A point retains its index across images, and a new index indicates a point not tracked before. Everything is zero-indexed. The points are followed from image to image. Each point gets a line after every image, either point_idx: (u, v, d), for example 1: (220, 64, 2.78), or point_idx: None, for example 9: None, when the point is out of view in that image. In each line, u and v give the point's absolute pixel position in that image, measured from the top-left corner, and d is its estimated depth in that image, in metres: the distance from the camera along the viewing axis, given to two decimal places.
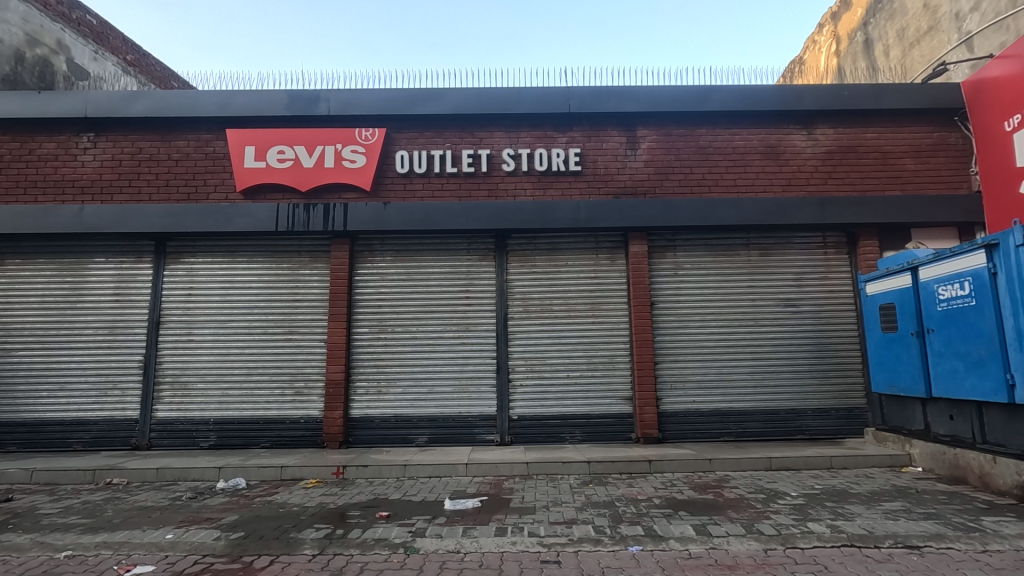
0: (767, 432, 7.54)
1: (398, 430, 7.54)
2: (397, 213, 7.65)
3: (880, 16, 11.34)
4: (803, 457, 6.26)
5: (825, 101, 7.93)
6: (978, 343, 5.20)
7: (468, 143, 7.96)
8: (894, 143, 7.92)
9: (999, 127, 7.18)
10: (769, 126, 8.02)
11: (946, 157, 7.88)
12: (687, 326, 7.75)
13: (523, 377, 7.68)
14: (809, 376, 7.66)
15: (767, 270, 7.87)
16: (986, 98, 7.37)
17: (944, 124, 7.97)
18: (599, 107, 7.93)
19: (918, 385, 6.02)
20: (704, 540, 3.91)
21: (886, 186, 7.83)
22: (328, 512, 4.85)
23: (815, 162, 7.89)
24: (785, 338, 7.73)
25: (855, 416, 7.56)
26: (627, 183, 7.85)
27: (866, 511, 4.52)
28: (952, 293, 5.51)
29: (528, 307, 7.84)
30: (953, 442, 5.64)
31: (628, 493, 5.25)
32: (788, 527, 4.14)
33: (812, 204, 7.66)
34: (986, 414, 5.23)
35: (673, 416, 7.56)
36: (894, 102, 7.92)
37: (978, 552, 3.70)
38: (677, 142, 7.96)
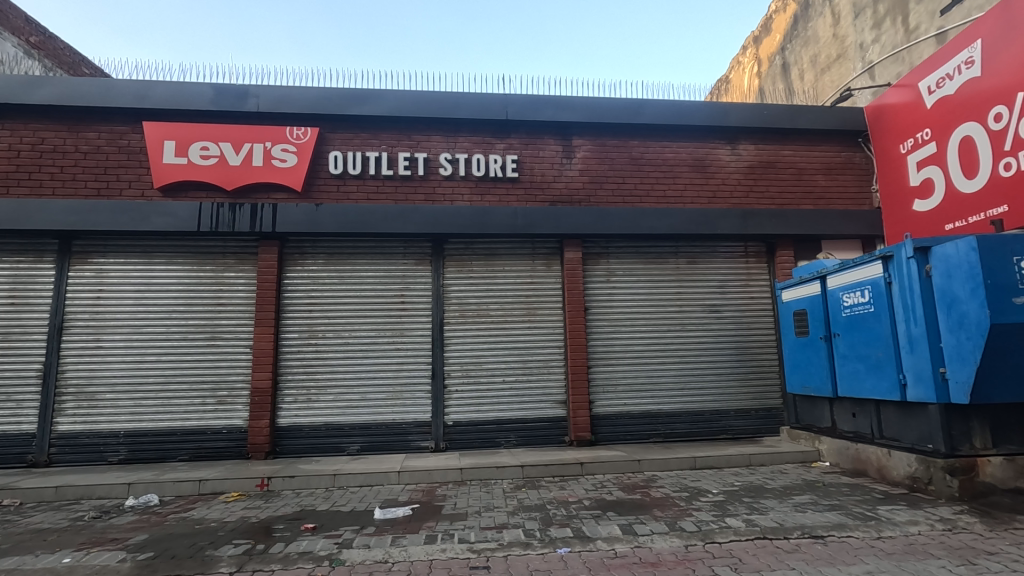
0: (693, 432, 7.87)
1: (329, 438, 7.31)
2: (330, 215, 7.43)
3: (796, 42, 12.21)
4: (725, 456, 6.58)
5: (747, 119, 8.42)
6: (876, 346, 5.66)
7: (405, 146, 7.85)
8: (808, 161, 8.52)
9: (897, 148, 7.87)
10: (696, 140, 8.42)
11: (852, 175, 8.56)
12: (619, 331, 7.99)
13: (458, 383, 7.64)
14: (731, 378, 8.07)
15: (694, 278, 8.25)
16: (886, 122, 8.07)
17: (850, 145, 8.66)
18: (536, 116, 8.05)
19: (826, 386, 6.49)
20: (630, 539, 4.03)
21: (800, 200, 8.40)
22: (250, 527, 4.63)
23: (738, 176, 8.35)
24: (709, 342, 8.12)
25: (772, 416, 8.04)
26: (563, 191, 8.01)
27: (778, 505, 4.81)
28: (854, 301, 5.98)
29: (464, 312, 7.82)
30: (855, 438, 6.12)
31: (560, 496, 5.33)
32: (707, 523, 4.34)
33: (735, 216, 8.11)
34: (884, 412, 5.71)
35: (606, 419, 7.75)
36: (808, 122, 8.53)
37: (874, 538, 4.03)
38: (611, 153, 8.21)
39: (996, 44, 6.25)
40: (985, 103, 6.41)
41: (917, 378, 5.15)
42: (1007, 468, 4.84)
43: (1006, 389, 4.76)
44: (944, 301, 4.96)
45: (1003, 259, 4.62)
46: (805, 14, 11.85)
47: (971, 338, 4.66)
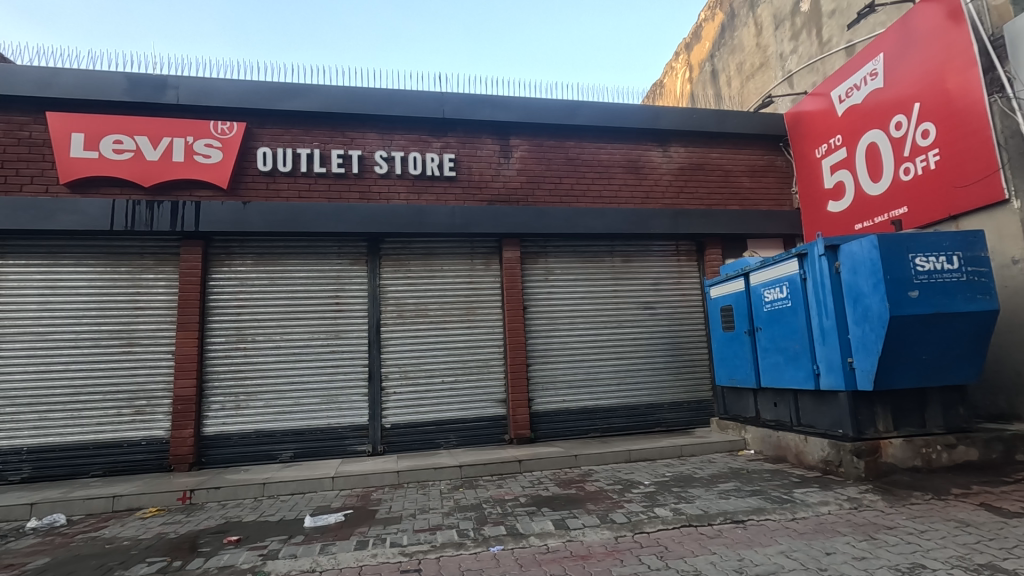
0: (629, 426, 8.09)
1: (260, 446, 7.03)
2: (258, 214, 7.13)
3: (723, 50, 12.78)
4: (658, 448, 6.81)
5: (678, 122, 8.73)
6: (792, 339, 6.02)
7: (338, 143, 7.65)
8: (733, 163, 8.93)
9: (813, 153, 8.38)
10: (630, 142, 8.65)
11: (774, 178, 9.03)
12: (558, 329, 8.10)
13: (396, 385, 7.52)
14: (665, 372, 8.35)
15: (629, 276, 8.48)
16: (803, 128, 8.58)
17: (772, 148, 9.13)
18: (473, 115, 8.04)
19: (750, 378, 6.84)
20: (562, 533, 4.10)
21: (727, 201, 8.79)
22: (168, 543, 4.39)
23: (669, 177, 8.65)
24: (644, 338, 8.37)
25: (703, 408, 8.37)
26: (500, 190, 8.04)
27: (704, 493, 5.02)
28: (774, 296, 6.33)
29: (402, 313, 7.71)
30: (777, 426, 6.47)
31: (496, 494, 5.35)
32: (637, 514, 4.48)
33: (666, 216, 8.39)
34: (801, 401, 6.07)
35: (545, 416, 7.84)
36: (734, 126, 8.93)
37: (789, 520, 4.27)
38: (548, 153, 8.31)
39: (898, 57, 6.77)
40: (888, 111, 6.94)
41: (829, 367, 5.51)
42: (905, 449, 5.25)
43: (906, 376, 5.17)
44: (851, 296, 5.32)
45: (901, 256, 5.02)
46: (731, 24, 12.42)
47: (874, 330, 5.03)
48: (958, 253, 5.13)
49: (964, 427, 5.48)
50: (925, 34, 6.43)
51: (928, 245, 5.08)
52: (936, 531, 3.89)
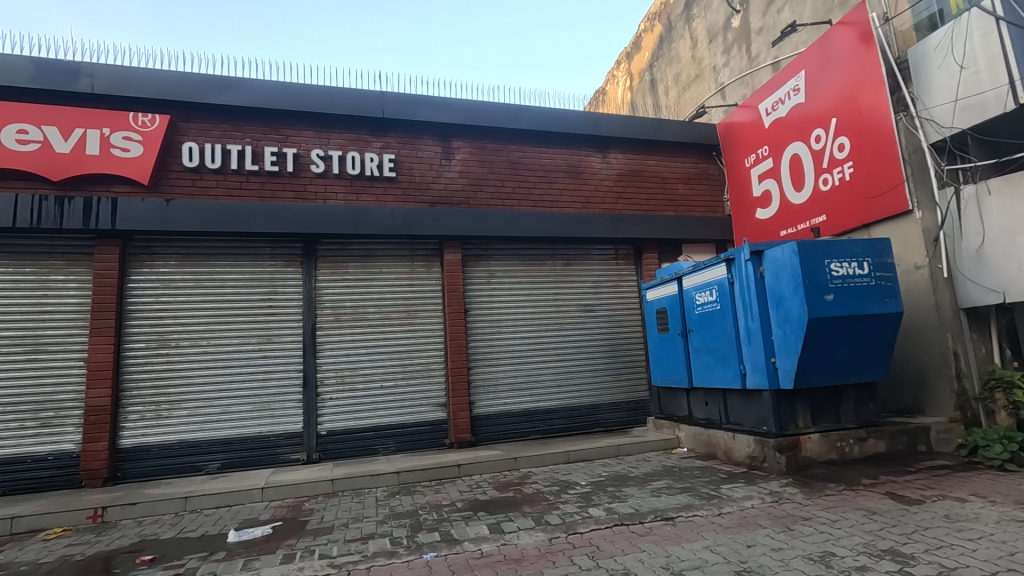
0: (569, 427, 8.20)
1: (184, 457, 6.65)
2: (183, 212, 6.76)
3: (661, 61, 13.24)
4: (596, 448, 6.92)
5: (617, 129, 8.94)
6: (721, 340, 6.27)
7: (272, 139, 7.36)
8: (669, 171, 9.23)
9: (743, 162, 8.79)
10: (570, 147, 8.78)
11: (707, 185, 9.40)
12: (499, 332, 8.11)
13: (332, 390, 7.30)
14: (604, 374, 8.52)
15: (569, 279, 8.60)
16: (734, 139, 9.00)
17: (705, 157, 9.50)
18: (414, 115, 7.92)
19: (684, 378, 7.09)
20: (496, 537, 4.09)
21: (663, 207, 9.07)
22: (73, 566, 4.07)
23: (609, 183, 8.84)
24: (584, 340, 8.51)
25: (640, 408, 8.58)
26: (441, 192, 7.97)
27: (637, 491, 5.14)
28: (705, 300, 6.58)
29: (339, 316, 7.50)
30: (708, 424, 6.72)
31: (433, 500, 5.29)
32: (572, 514, 4.53)
33: (605, 220, 8.58)
34: (730, 399, 6.34)
35: (486, 419, 7.82)
36: (670, 135, 9.23)
37: (715, 515, 4.44)
38: (490, 156, 8.31)
39: (817, 74, 7.21)
40: (809, 125, 7.37)
41: (754, 367, 5.78)
42: (822, 443, 5.56)
43: (823, 374, 5.49)
44: (773, 299, 5.61)
45: (818, 262, 5.32)
46: (668, 35, 12.86)
47: (794, 331, 5.32)
48: (868, 259, 5.50)
49: (874, 421, 5.87)
50: (841, 54, 6.87)
51: (842, 252, 5.42)
52: (846, 520, 4.15)
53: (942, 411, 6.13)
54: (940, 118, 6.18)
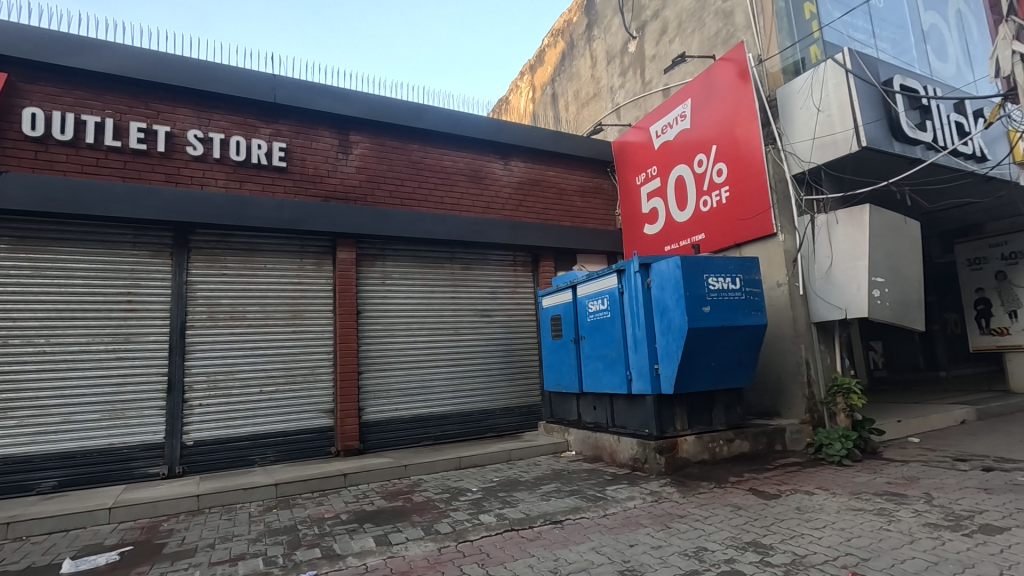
0: (462, 433, 8.12)
1: (9, 476, 5.66)
2: (20, 187, 5.79)
3: (562, 77, 13.76)
4: (488, 453, 6.91)
5: (519, 137, 9.05)
6: (610, 347, 6.56)
7: (140, 114, 6.55)
8: (567, 183, 9.54)
9: (634, 180, 9.32)
10: (473, 152, 8.77)
11: (602, 199, 9.83)
12: (393, 335, 7.85)
13: (201, 396, 6.60)
14: (498, 379, 8.56)
15: (466, 283, 8.56)
16: (627, 157, 9.51)
17: (600, 172, 9.94)
18: (309, 103, 7.45)
19: (574, 383, 7.32)
20: (383, 550, 3.91)
21: (560, 217, 9.34)
22: None
23: (509, 190, 8.94)
24: (479, 345, 8.50)
25: (532, 412, 8.73)
26: (336, 186, 7.57)
27: (528, 496, 5.19)
28: (596, 308, 6.85)
29: (213, 315, 6.82)
30: (595, 428, 6.98)
31: (315, 513, 4.95)
32: (462, 522, 4.46)
33: (505, 227, 8.65)
34: (616, 404, 6.65)
35: (376, 426, 7.51)
36: (570, 148, 9.53)
37: (601, 516, 4.60)
38: (390, 153, 8.05)
39: (702, 104, 7.84)
40: (693, 149, 7.99)
41: (639, 373, 6.10)
42: (696, 444, 5.98)
43: (699, 380, 5.92)
44: (658, 310, 5.97)
45: (698, 276, 5.74)
46: (570, 53, 13.35)
47: (675, 340, 5.69)
48: (740, 275, 6.04)
49: (740, 423, 6.44)
50: (721, 88, 7.52)
51: (718, 268, 5.90)
52: (716, 516, 4.48)
53: (795, 414, 6.87)
54: (801, 153, 6.98)
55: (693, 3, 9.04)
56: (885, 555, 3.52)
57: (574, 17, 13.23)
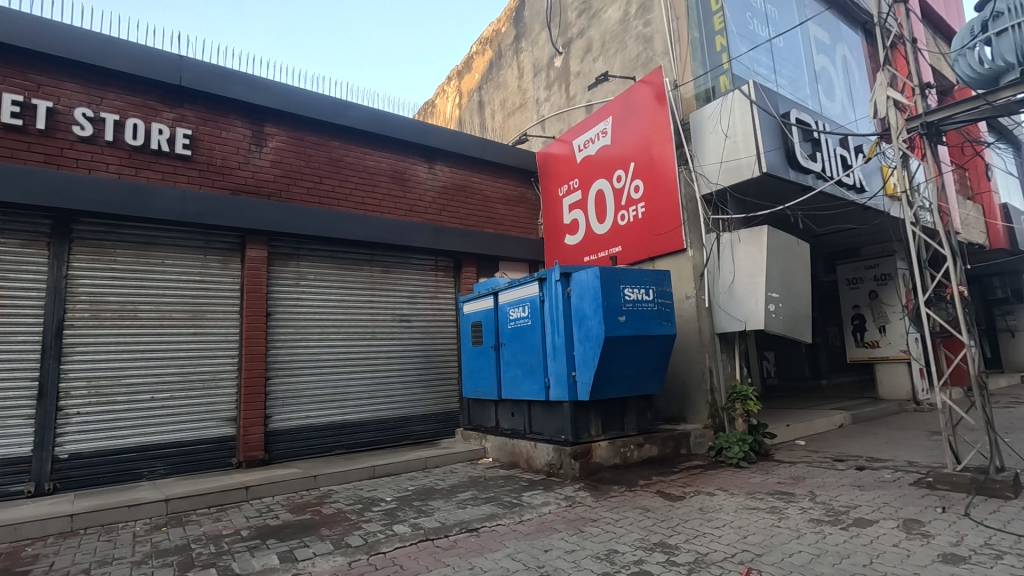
0: (377, 441, 7.88)
1: None
2: None
3: (489, 85, 13.88)
4: (403, 462, 6.74)
5: (444, 142, 8.98)
6: (529, 354, 6.64)
7: (17, 86, 5.81)
8: (491, 190, 9.58)
9: (557, 191, 9.54)
10: (396, 154, 8.59)
11: (525, 208, 9.97)
12: (305, 339, 7.48)
13: (79, 403, 5.92)
14: (416, 386, 8.39)
15: (386, 287, 8.34)
16: (550, 168, 9.73)
17: (524, 182, 10.08)
18: (220, 90, 6.96)
19: (493, 390, 7.34)
20: (288, 568, 3.68)
21: (483, 224, 9.36)
22: None
23: (432, 194, 8.83)
24: (397, 351, 8.30)
25: (450, 419, 8.64)
26: (248, 180, 7.12)
27: (444, 504, 5.11)
28: (517, 315, 6.92)
29: (98, 313, 6.16)
30: (513, 434, 7.03)
31: (211, 530, 4.58)
32: (375, 534, 4.31)
33: (428, 231, 8.53)
34: (534, 410, 6.73)
35: (283, 435, 7.11)
36: (495, 156, 9.58)
37: (517, 522, 4.62)
38: (308, 149, 7.70)
39: (622, 122, 8.19)
40: (613, 165, 8.32)
41: (557, 380, 6.22)
42: (609, 449, 6.17)
43: (613, 387, 6.13)
44: (577, 318, 6.13)
45: (615, 287, 5.96)
46: (498, 62, 13.48)
47: (592, 348, 5.87)
48: (654, 287, 6.33)
49: (649, 429, 6.74)
50: (640, 109, 7.90)
51: (634, 279, 6.16)
52: (626, 518, 4.64)
53: (699, 419, 7.30)
54: (709, 175, 7.47)
55: (617, 25, 9.39)
56: (776, 550, 3.81)
57: (502, 28, 13.41)
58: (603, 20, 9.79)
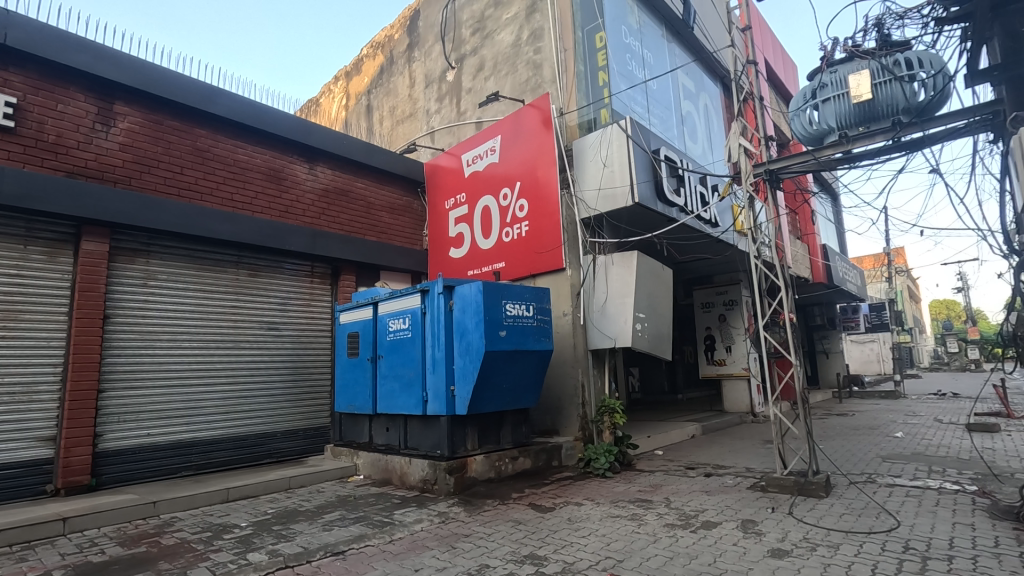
0: (233, 461, 7.17)
1: None
2: None
3: (379, 90, 13.56)
4: (262, 482, 6.20)
5: (327, 142, 8.56)
6: (408, 367, 6.49)
7: None
8: (376, 197, 9.30)
9: (443, 203, 9.52)
10: (273, 150, 8.03)
11: (410, 218, 9.81)
12: (152, 347, 6.64)
13: None
14: (282, 399, 7.81)
15: (253, 292, 7.69)
16: (437, 180, 9.69)
17: (411, 192, 9.92)
18: (58, 55, 6.02)
19: (368, 404, 7.06)
20: None
21: (366, 231, 9.04)
22: None
23: (311, 196, 8.36)
24: (263, 362, 7.67)
25: (319, 435, 8.15)
26: (89, 162, 6.21)
27: (307, 527, 4.77)
28: (397, 327, 6.75)
29: None
30: (386, 450, 6.79)
31: (13, 572, 3.83)
32: (224, 565, 3.89)
33: (304, 234, 8.04)
34: (410, 425, 6.57)
35: (116, 456, 6.19)
36: (381, 162, 9.33)
37: (386, 542, 4.44)
38: (168, 134, 6.92)
39: (510, 141, 8.42)
40: (500, 183, 8.52)
41: (435, 394, 6.13)
42: (484, 463, 6.20)
43: (491, 401, 6.18)
44: (458, 332, 6.12)
45: (497, 302, 6.05)
46: (389, 68, 13.25)
47: (472, 362, 5.88)
48: (534, 303, 6.53)
49: (524, 442, 6.89)
50: (528, 131, 8.18)
51: (515, 295, 6.30)
52: (498, 532, 4.68)
53: (571, 432, 7.61)
54: (588, 200, 7.92)
55: (509, 48, 9.65)
56: (635, 555, 4.06)
57: (395, 35, 13.23)
58: (496, 41, 10.00)
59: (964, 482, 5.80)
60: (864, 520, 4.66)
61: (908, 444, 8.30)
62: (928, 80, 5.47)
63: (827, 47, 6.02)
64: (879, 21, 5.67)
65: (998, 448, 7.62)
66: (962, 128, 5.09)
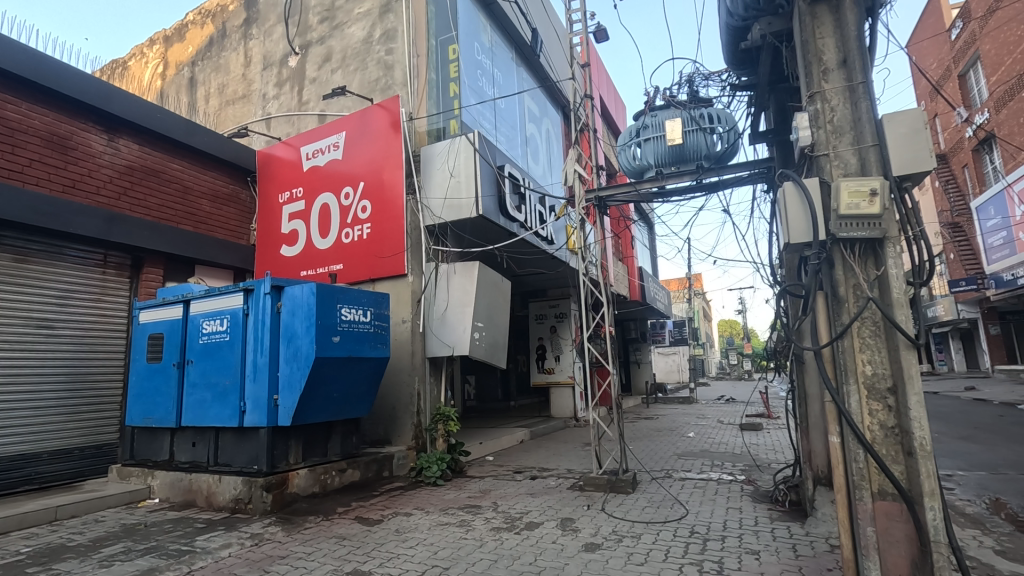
0: None
1: None
2: None
3: (206, 63, 12.13)
4: (18, 515, 5.02)
5: (134, 112, 7.38)
6: (223, 374, 5.84)
7: None
8: (195, 182, 8.25)
9: (277, 196, 8.79)
10: (59, 112, 6.70)
11: (235, 209, 8.87)
12: None
13: None
14: (52, 413, 6.47)
15: (20, 282, 6.27)
16: (271, 170, 8.92)
17: (238, 180, 8.99)
18: None
19: (170, 416, 6.18)
20: None
21: (180, 219, 7.95)
22: None
23: (109, 172, 7.13)
24: (29, 367, 6.27)
25: (98, 455, 6.89)
26: None
27: (78, 566, 3.99)
28: (212, 329, 6.03)
29: None
30: (191, 468, 6.00)
31: None
32: None
33: (97, 217, 6.80)
34: (221, 439, 5.89)
35: None
36: (203, 144, 8.30)
37: (184, 573, 3.90)
38: None
39: (355, 139, 8.11)
40: (342, 181, 8.14)
41: (254, 404, 5.60)
42: (307, 477, 5.79)
43: (318, 411, 5.81)
44: (285, 336, 5.67)
45: (332, 305, 5.74)
46: (220, 41, 11.92)
47: (300, 369, 5.49)
48: (372, 308, 6.31)
49: (353, 453, 6.60)
50: (375, 131, 7.97)
51: (353, 299, 6.04)
52: (319, 550, 4.39)
53: (403, 440, 7.47)
54: (433, 208, 7.94)
55: (359, 44, 9.27)
56: (461, 561, 4.11)
57: (229, 6, 11.96)
58: (345, 34, 9.55)
59: (736, 473, 6.92)
60: (661, 511, 5.31)
61: (697, 442, 9.66)
62: (723, 134, 6.51)
63: (650, 93, 6.83)
64: (690, 79, 6.60)
65: (761, 443, 9.24)
66: (746, 177, 6.11)
